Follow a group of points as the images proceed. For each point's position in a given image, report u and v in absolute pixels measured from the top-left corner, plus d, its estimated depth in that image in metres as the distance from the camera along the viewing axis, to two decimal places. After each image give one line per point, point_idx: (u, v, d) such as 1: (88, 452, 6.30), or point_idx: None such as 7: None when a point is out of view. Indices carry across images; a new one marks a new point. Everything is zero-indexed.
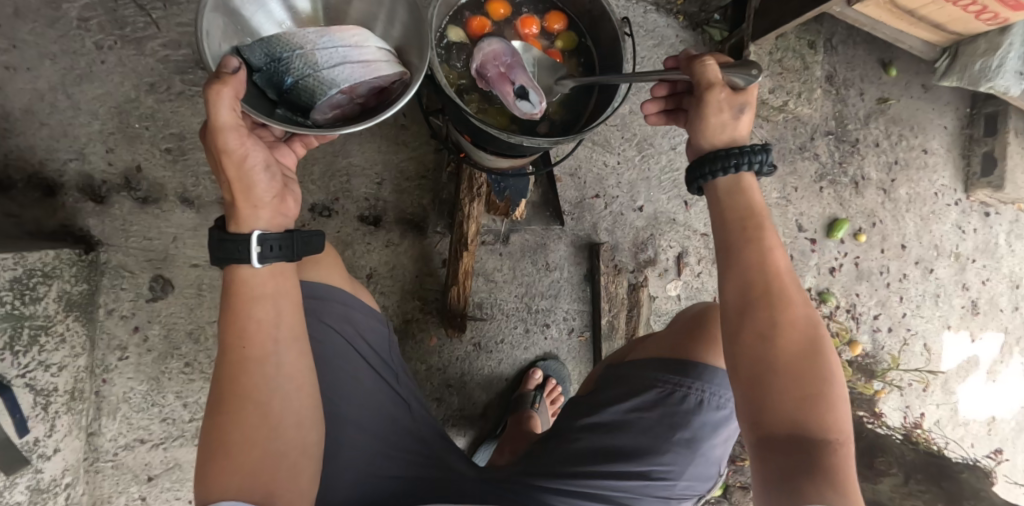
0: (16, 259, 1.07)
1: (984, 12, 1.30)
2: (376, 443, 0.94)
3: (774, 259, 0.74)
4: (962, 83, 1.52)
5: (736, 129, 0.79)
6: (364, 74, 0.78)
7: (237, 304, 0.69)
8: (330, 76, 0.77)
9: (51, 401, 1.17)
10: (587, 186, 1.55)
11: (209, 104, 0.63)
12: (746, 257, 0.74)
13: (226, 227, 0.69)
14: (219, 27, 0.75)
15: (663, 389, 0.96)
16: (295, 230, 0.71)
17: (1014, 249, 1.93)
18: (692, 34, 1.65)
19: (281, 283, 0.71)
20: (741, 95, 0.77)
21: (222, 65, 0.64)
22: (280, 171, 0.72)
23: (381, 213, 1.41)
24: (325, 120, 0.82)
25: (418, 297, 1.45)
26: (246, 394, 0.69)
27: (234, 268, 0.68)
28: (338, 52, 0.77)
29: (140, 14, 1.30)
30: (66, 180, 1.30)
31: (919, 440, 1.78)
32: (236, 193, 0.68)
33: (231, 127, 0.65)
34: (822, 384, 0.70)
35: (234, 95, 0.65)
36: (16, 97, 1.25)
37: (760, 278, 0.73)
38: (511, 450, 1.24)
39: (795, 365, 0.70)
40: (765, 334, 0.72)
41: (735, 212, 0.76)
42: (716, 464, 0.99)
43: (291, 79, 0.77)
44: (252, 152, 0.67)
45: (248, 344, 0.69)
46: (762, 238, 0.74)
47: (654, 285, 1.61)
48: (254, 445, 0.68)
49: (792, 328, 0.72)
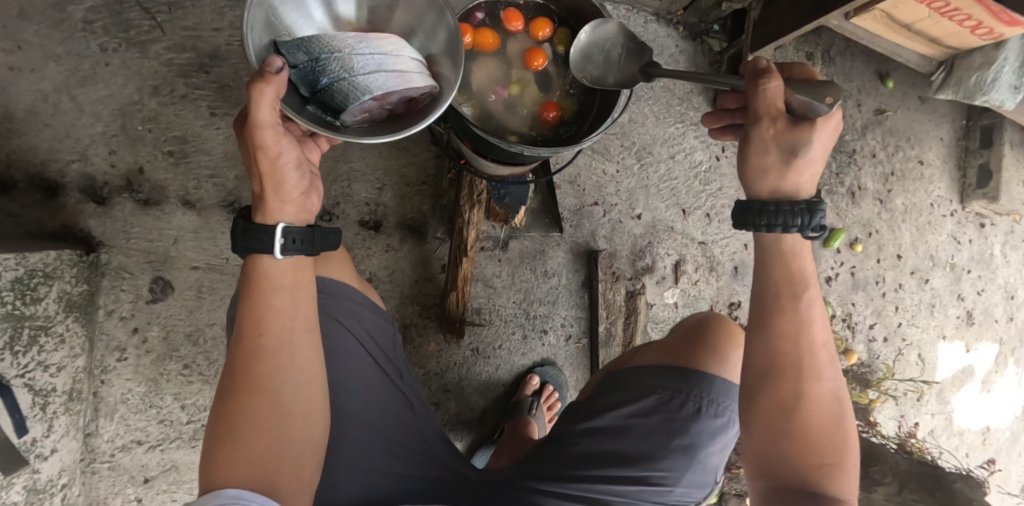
0: (18, 259, 1.08)
1: (979, 27, 1.31)
2: (377, 439, 0.94)
3: (805, 334, 0.79)
4: (958, 97, 1.53)
5: (786, 175, 0.75)
6: (399, 84, 0.77)
7: (256, 292, 0.70)
8: (364, 82, 0.76)
9: (50, 401, 1.17)
10: (587, 194, 1.56)
11: (251, 100, 0.63)
12: (781, 329, 0.79)
13: (252, 218, 0.70)
14: (261, 23, 0.76)
15: (662, 395, 0.97)
16: (317, 225, 0.73)
17: (1009, 260, 1.94)
18: (691, 44, 1.67)
19: (299, 277, 0.73)
20: (801, 132, 0.72)
21: (266, 64, 0.64)
22: (309, 170, 0.73)
23: (381, 218, 1.42)
24: (354, 122, 0.81)
25: (417, 302, 1.46)
26: (257, 382, 0.70)
27: (256, 258, 0.69)
28: (374, 59, 0.77)
29: (145, 18, 1.31)
30: (68, 181, 1.31)
31: (912, 449, 1.77)
32: (265, 187, 0.69)
33: (268, 125, 0.65)
34: (833, 447, 0.78)
35: (275, 94, 0.65)
36: (20, 98, 1.26)
37: (789, 347, 0.79)
38: (508, 456, 1.24)
39: (811, 434, 0.78)
40: (784, 405, 0.78)
41: (773, 279, 0.79)
42: (713, 472, 0.99)
43: (327, 82, 0.76)
44: (285, 150, 0.68)
45: (266, 333, 0.70)
46: (796, 309, 0.78)
47: (651, 292, 1.62)
48: (260, 436, 0.68)
49: (812, 401, 0.79)
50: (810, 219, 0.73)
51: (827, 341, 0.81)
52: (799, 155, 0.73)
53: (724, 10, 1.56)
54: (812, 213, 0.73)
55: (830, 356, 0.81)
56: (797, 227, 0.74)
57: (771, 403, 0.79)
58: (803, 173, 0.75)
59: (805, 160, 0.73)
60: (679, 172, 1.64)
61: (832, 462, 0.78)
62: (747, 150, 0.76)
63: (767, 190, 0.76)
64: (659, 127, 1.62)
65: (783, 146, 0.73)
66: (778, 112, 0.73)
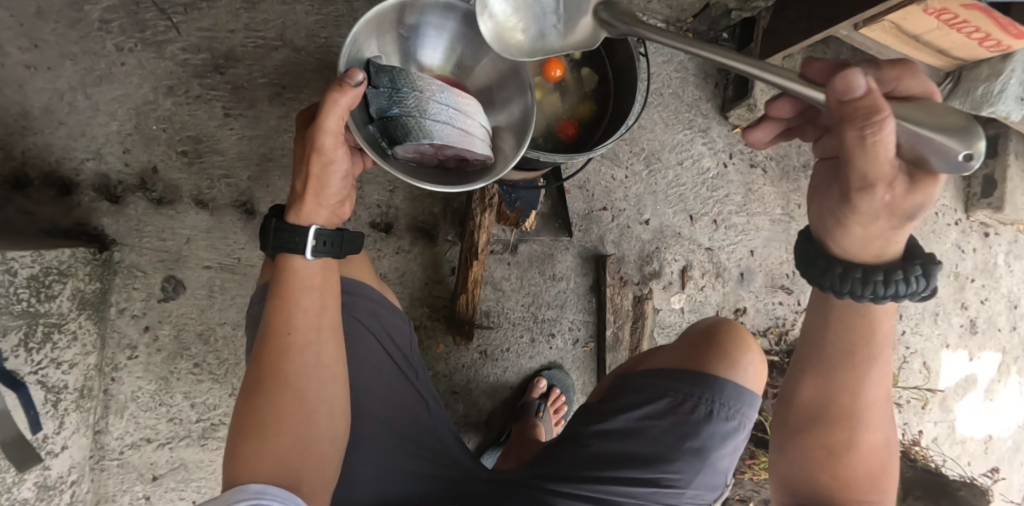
0: (34, 256, 1.09)
1: (987, 39, 1.33)
2: (393, 437, 0.96)
3: (863, 387, 0.80)
4: (964, 107, 1.55)
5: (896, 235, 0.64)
6: (459, 142, 0.91)
7: (286, 293, 0.75)
8: (431, 127, 0.89)
9: (62, 398, 1.18)
10: (595, 199, 1.57)
11: (326, 107, 0.68)
12: (843, 382, 0.80)
13: (285, 217, 0.75)
14: (360, 40, 0.88)
15: (675, 398, 0.98)
16: (346, 230, 0.78)
17: (1013, 270, 1.96)
18: (701, 51, 1.68)
19: (326, 278, 0.78)
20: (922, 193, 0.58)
21: (347, 75, 0.68)
22: (350, 181, 0.78)
23: (392, 220, 1.43)
24: (403, 154, 0.92)
25: (427, 304, 1.47)
26: (284, 379, 0.74)
27: (286, 258, 0.75)
28: (446, 111, 0.90)
29: (161, 18, 1.32)
30: (82, 179, 1.31)
31: (917, 456, 1.76)
32: (307, 190, 0.73)
33: (331, 133, 0.69)
34: (875, 491, 0.82)
35: (345, 105, 0.69)
36: (35, 96, 1.27)
37: (841, 395, 0.81)
38: (516, 457, 1.25)
39: (856, 479, 0.81)
40: (833, 451, 0.82)
41: (842, 332, 0.78)
42: (723, 474, 1.00)
43: (398, 111, 0.88)
44: (337, 159, 0.72)
45: (294, 331, 0.75)
46: (858, 365, 0.79)
47: (658, 297, 1.63)
48: (287, 431, 0.72)
49: (862, 450, 0.81)
50: (926, 285, 0.67)
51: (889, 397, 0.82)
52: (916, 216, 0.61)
53: (734, 18, 1.59)
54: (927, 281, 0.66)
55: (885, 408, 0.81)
56: (890, 296, 0.68)
57: (818, 446, 0.83)
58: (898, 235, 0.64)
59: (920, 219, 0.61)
60: (687, 178, 1.65)
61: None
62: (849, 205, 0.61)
63: (848, 246, 0.68)
64: (668, 133, 1.63)
65: (899, 215, 0.60)
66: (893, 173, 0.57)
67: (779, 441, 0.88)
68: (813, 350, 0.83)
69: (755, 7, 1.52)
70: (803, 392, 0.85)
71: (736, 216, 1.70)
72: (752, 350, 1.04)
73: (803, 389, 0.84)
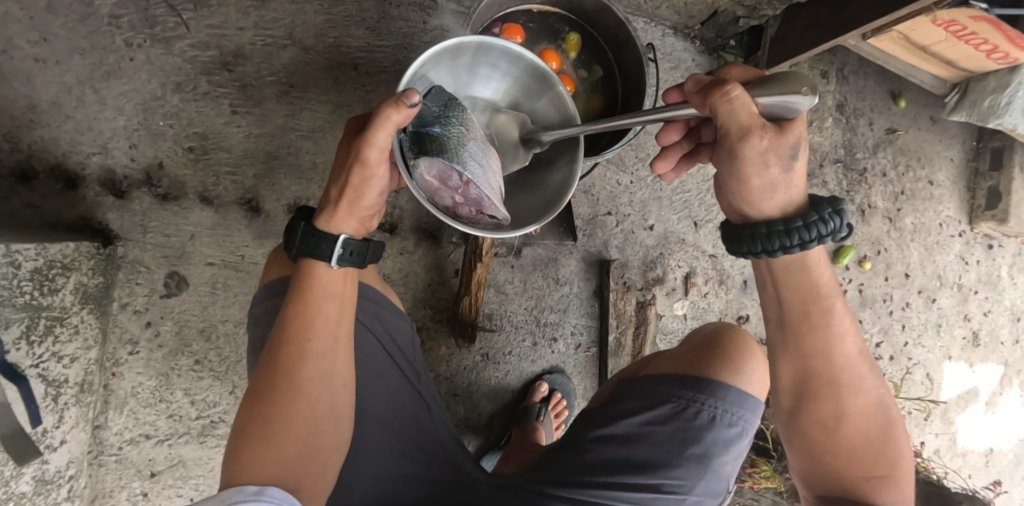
0: (38, 250, 1.08)
1: (995, 52, 1.33)
2: (395, 442, 0.96)
3: (834, 346, 0.84)
4: (970, 119, 1.55)
5: (787, 184, 0.75)
6: (487, 186, 0.90)
7: (307, 298, 0.76)
8: (467, 159, 0.87)
9: (62, 392, 1.17)
10: (600, 204, 1.56)
11: (378, 119, 0.70)
12: (813, 349, 0.85)
13: (314, 222, 0.77)
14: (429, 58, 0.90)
15: (678, 403, 0.97)
16: (371, 241, 0.80)
17: (1016, 283, 1.95)
18: (708, 58, 1.69)
19: (346, 286, 0.79)
20: (787, 138, 0.70)
21: (406, 94, 0.71)
22: (383, 196, 0.81)
23: (397, 221, 1.43)
24: (423, 176, 0.87)
25: (430, 305, 1.47)
26: (296, 384, 0.74)
27: (309, 262, 0.76)
28: (483, 153, 0.91)
29: (171, 14, 1.32)
30: (88, 173, 1.31)
31: (919, 469, 1.75)
32: (343, 199, 0.76)
33: (378, 147, 0.72)
34: (883, 457, 0.84)
35: (396, 122, 0.71)
36: (43, 89, 1.27)
37: (814, 360, 0.85)
38: (516, 461, 1.23)
39: (858, 447, 0.84)
40: (826, 422, 0.85)
41: (795, 302, 0.84)
42: (726, 481, 1.00)
43: (439, 130, 0.87)
44: (378, 174, 0.75)
45: (313, 339, 0.75)
46: (820, 324, 0.83)
47: (662, 303, 1.63)
48: (294, 437, 0.72)
49: (851, 416, 0.85)
50: (842, 221, 0.76)
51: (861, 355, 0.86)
52: (796, 158, 0.72)
53: (741, 26, 1.61)
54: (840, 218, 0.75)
55: (863, 364, 0.86)
56: (815, 239, 0.75)
57: (810, 420, 0.86)
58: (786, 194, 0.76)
59: (801, 164, 0.73)
60: (692, 185, 1.65)
61: (881, 473, 0.84)
62: (737, 169, 0.74)
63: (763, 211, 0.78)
64: None
65: (783, 160, 0.72)
66: (763, 123, 0.70)
67: (780, 427, 0.92)
68: (780, 329, 0.87)
69: (763, 16, 1.58)
70: (781, 372, 0.89)
71: None
72: (757, 358, 1.04)
73: (781, 370, 0.89)
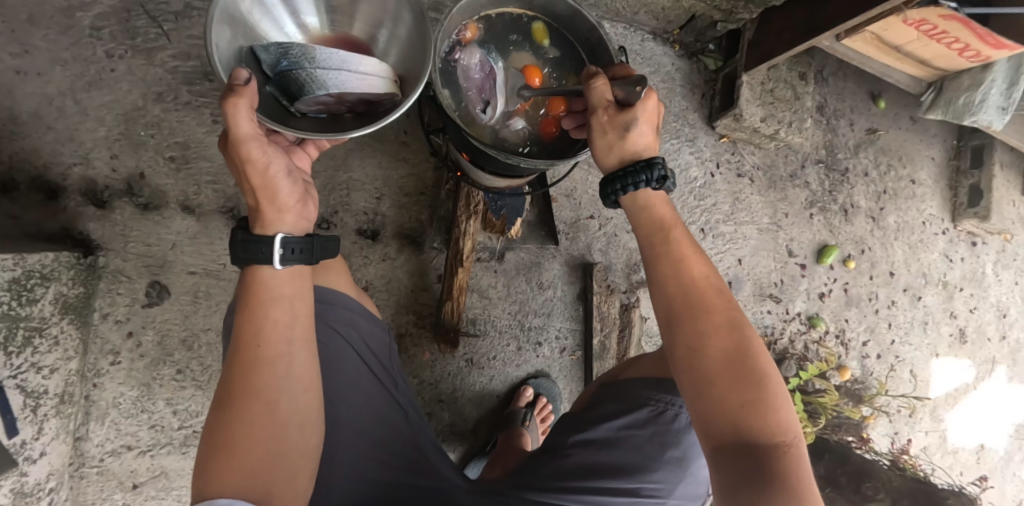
0: (16, 260, 1.08)
1: (967, 50, 1.34)
2: (371, 448, 0.96)
3: (689, 270, 0.82)
4: (947, 117, 1.56)
5: (627, 147, 0.83)
6: (358, 88, 0.83)
7: (257, 302, 0.75)
8: (323, 76, 0.81)
9: (41, 403, 1.16)
10: (583, 207, 1.57)
11: (227, 115, 0.67)
12: (670, 269, 0.81)
13: (251, 229, 0.75)
14: (243, 33, 0.85)
15: (656, 406, 0.98)
16: (315, 234, 0.78)
17: (1001, 279, 1.96)
18: (687, 62, 1.71)
19: (296, 287, 0.78)
20: (626, 116, 0.83)
21: (233, 78, 0.68)
22: (301, 178, 0.79)
23: (379, 227, 1.43)
24: (309, 108, 0.86)
25: (413, 311, 1.47)
26: (256, 392, 0.73)
27: (255, 269, 0.74)
28: (337, 57, 0.81)
29: (152, 26, 1.34)
30: (69, 184, 1.32)
31: (906, 466, 1.82)
32: (260, 201, 0.74)
33: (251, 137, 0.69)
34: (754, 383, 0.76)
35: (249, 106, 0.68)
36: (25, 101, 1.28)
37: (682, 292, 0.81)
38: (501, 468, 1.22)
39: (733, 379, 0.76)
40: (694, 347, 0.78)
41: (650, 229, 0.84)
42: (705, 483, 1.00)
43: (286, 64, 0.81)
44: (272, 161, 0.73)
45: (263, 344, 0.74)
46: (675, 252, 0.82)
47: (646, 306, 1.63)
48: (255, 443, 0.71)
49: (719, 349, 0.78)
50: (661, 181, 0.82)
51: (715, 276, 0.83)
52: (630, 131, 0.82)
53: (719, 29, 1.61)
54: (652, 168, 0.81)
55: (724, 294, 0.82)
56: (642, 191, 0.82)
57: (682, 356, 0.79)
58: (642, 139, 0.84)
59: (643, 139, 0.84)
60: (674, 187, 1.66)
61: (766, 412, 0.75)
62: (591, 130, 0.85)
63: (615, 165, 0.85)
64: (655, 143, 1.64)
65: (648, 120, 0.84)
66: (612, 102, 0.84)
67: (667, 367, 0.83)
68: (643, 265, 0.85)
69: (740, 20, 1.54)
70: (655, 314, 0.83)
71: (724, 224, 1.71)
72: None
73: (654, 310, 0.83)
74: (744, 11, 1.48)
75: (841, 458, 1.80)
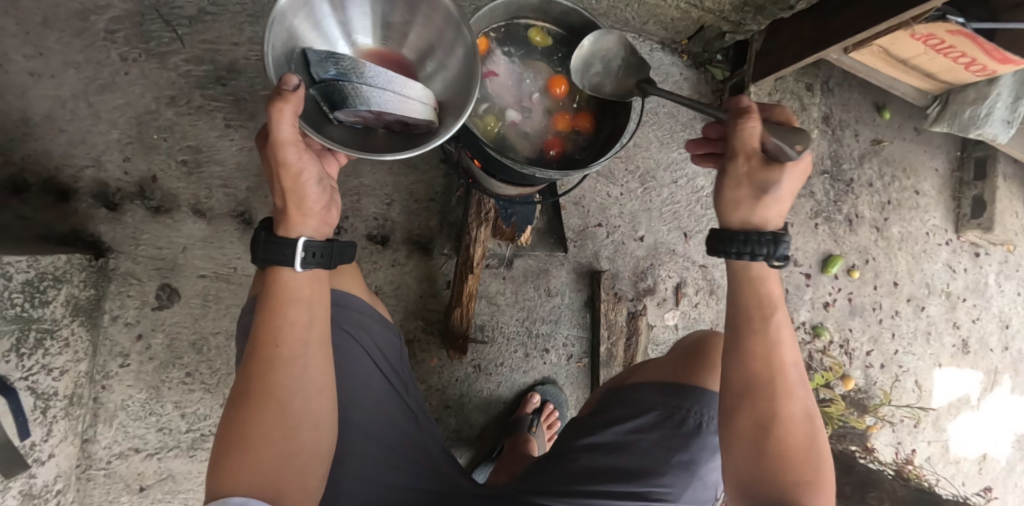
0: (30, 262, 1.09)
1: (973, 64, 1.36)
2: (380, 450, 0.95)
3: (779, 352, 0.81)
4: (952, 130, 1.58)
5: (756, 210, 0.77)
6: (397, 109, 0.83)
7: (275, 302, 0.75)
8: (368, 93, 0.81)
9: (51, 405, 1.16)
10: (590, 215, 1.58)
11: (271, 118, 0.67)
12: (753, 351, 0.80)
13: (275, 230, 0.76)
14: (295, 33, 0.85)
15: (663, 411, 0.99)
16: (336, 241, 0.78)
17: (1004, 290, 1.98)
18: (695, 72, 1.73)
19: (316, 289, 0.78)
20: (768, 179, 0.75)
21: (282, 81, 0.67)
22: (329, 185, 0.79)
23: (389, 233, 1.44)
24: (346, 119, 0.87)
25: (421, 317, 1.47)
26: (271, 392, 0.74)
27: (276, 270, 0.75)
28: (385, 79, 0.82)
29: (166, 30, 1.34)
30: (81, 186, 1.32)
31: (910, 476, 1.83)
32: (289, 205, 0.74)
33: (289, 142, 0.69)
34: (809, 467, 0.79)
35: (293, 111, 0.68)
36: (38, 103, 1.28)
37: (764, 366, 0.80)
38: (508, 473, 1.24)
39: (793, 460, 0.78)
40: (760, 423, 0.79)
41: (745, 302, 0.81)
42: (714, 488, 1.00)
43: (335, 73, 0.82)
44: (306, 167, 0.73)
45: (281, 344, 0.75)
46: (769, 328, 0.80)
47: (652, 313, 1.64)
48: (270, 442, 0.72)
49: (789, 427, 0.79)
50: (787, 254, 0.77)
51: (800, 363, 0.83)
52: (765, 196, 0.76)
53: (727, 40, 1.61)
54: (776, 245, 0.76)
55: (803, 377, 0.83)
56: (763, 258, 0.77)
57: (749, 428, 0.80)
58: (778, 204, 0.77)
59: (777, 204, 0.77)
60: (681, 196, 1.67)
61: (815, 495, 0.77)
62: (727, 179, 0.77)
63: (741, 217, 0.78)
64: (663, 151, 1.65)
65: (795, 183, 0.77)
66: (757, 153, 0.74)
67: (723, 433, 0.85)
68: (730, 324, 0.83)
69: (749, 31, 1.54)
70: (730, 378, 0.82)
71: None
72: None
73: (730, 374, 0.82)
74: (753, 22, 1.48)
75: (846, 467, 1.81)
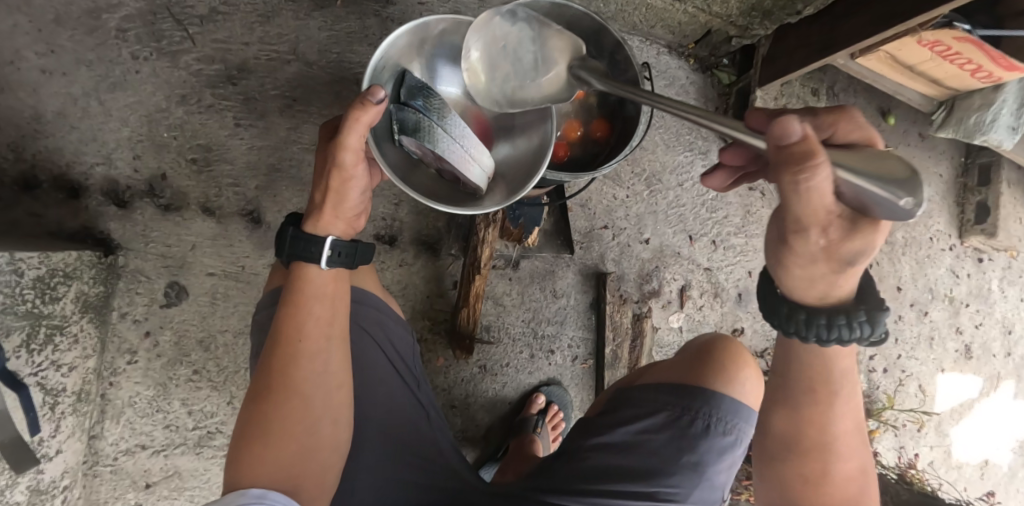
0: (41, 258, 1.09)
1: (979, 70, 1.36)
2: (392, 446, 0.96)
3: (835, 421, 0.76)
4: (957, 135, 1.59)
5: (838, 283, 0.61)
6: (456, 162, 0.90)
7: (299, 297, 0.76)
8: (439, 135, 0.89)
9: (59, 401, 1.17)
10: (597, 217, 1.59)
11: (346, 123, 0.68)
12: (809, 419, 0.76)
13: (302, 225, 0.76)
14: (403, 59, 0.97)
15: (673, 412, 0.99)
16: (360, 242, 0.79)
17: (1007, 295, 1.98)
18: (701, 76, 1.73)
19: (338, 287, 0.79)
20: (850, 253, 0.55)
21: (370, 92, 0.68)
22: (367, 194, 0.80)
23: (397, 234, 1.44)
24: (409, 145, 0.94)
25: (428, 317, 1.48)
26: (293, 387, 0.74)
27: (300, 265, 0.76)
28: (461, 133, 0.91)
29: (177, 29, 1.35)
30: (91, 183, 1.33)
31: (912, 480, 1.79)
32: (327, 203, 0.75)
33: (353, 149, 0.70)
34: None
35: (367, 123, 0.69)
36: (49, 100, 1.29)
37: (810, 434, 0.77)
38: (514, 472, 1.25)
39: None
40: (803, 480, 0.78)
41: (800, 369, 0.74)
42: (721, 489, 1.01)
43: (422, 106, 0.92)
44: (358, 175, 0.74)
45: (304, 339, 0.75)
46: (830, 402, 0.74)
47: (657, 315, 1.64)
48: (292, 436, 0.73)
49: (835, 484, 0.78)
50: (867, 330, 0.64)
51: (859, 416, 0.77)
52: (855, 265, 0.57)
53: (734, 45, 1.62)
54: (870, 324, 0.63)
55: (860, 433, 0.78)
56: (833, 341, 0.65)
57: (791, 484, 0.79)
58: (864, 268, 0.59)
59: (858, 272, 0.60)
60: (687, 199, 1.68)
61: None
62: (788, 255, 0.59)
63: (801, 292, 0.64)
64: (669, 154, 1.66)
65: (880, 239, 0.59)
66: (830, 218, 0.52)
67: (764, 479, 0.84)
68: (783, 389, 0.78)
69: (755, 35, 1.56)
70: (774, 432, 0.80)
71: (735, 236, 1.72)
72: (748, 367, 1.06)
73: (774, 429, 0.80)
74: (760, 26, 1.49)
75: None
